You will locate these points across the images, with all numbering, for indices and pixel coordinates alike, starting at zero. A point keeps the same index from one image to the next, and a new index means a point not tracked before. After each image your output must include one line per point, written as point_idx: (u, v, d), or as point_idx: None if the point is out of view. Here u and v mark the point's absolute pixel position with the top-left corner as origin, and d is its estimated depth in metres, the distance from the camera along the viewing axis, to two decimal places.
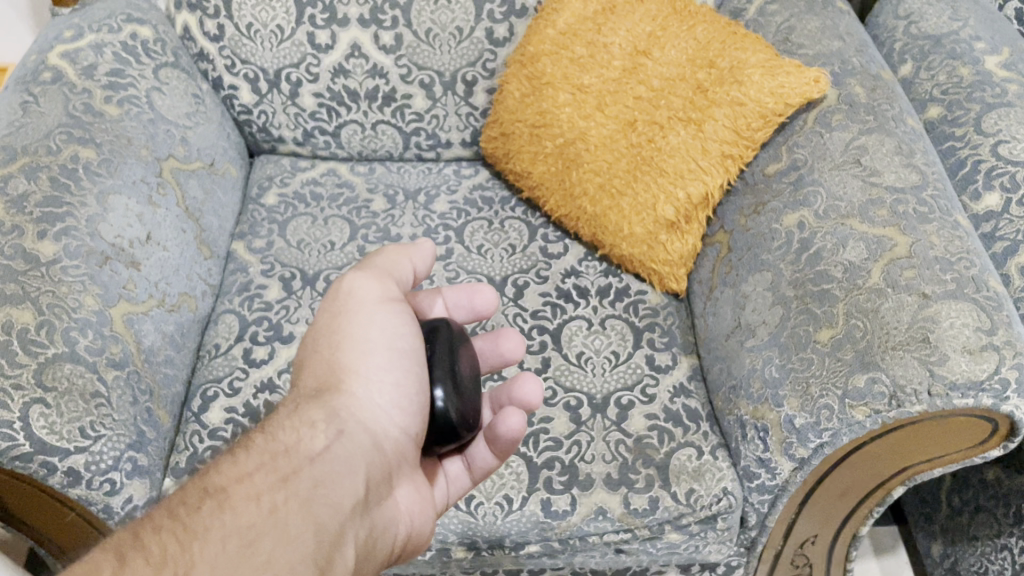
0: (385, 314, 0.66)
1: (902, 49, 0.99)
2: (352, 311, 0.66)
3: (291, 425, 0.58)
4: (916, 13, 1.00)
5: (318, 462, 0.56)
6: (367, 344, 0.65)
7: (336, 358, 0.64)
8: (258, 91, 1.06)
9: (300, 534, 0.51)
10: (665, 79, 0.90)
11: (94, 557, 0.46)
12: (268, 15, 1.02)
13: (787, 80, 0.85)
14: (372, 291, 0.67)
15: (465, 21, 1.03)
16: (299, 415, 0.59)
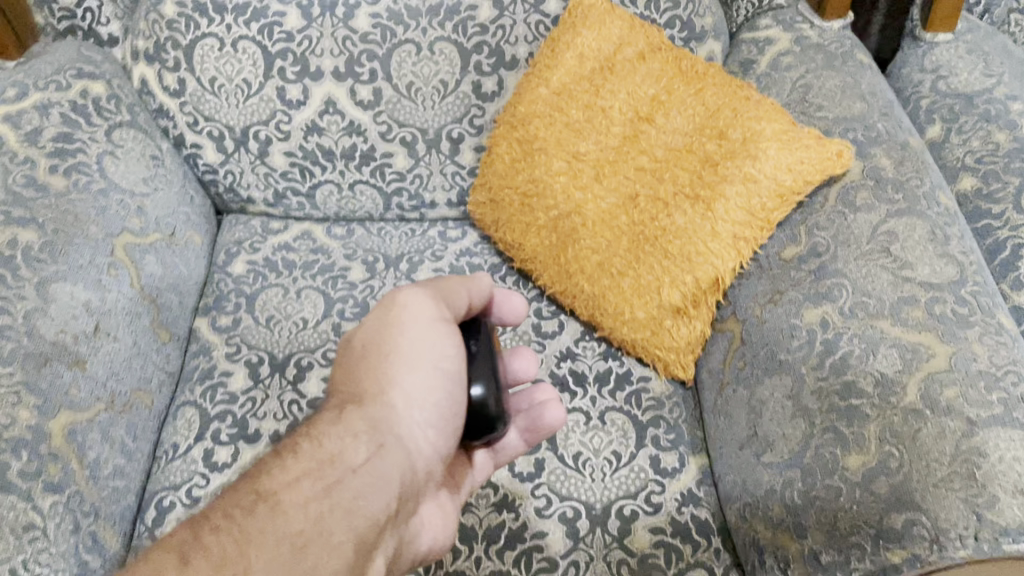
0: (439, 340, 0.65)
1: (930, 107, 0.90)
2: (408, 326, 0.65)
3: (339, 431, 0.61)
4: (945, 66, 0.91)
5: (357, 477, 0.59)
6: (415, 365, 0.64)
7: (383, 372, 0.64)
8: (223, 150, 0.97)
9: (338, 546, 0.55)
10: (671, 149, 0.81)
11: (159, 556, 0.50)
12: (233, 68, 0.93)
13: (806, 156, 0.76)
14: (430, 313, 0.66)
15: (450, 74, 0.95)
16: (348, 416, 0.62)
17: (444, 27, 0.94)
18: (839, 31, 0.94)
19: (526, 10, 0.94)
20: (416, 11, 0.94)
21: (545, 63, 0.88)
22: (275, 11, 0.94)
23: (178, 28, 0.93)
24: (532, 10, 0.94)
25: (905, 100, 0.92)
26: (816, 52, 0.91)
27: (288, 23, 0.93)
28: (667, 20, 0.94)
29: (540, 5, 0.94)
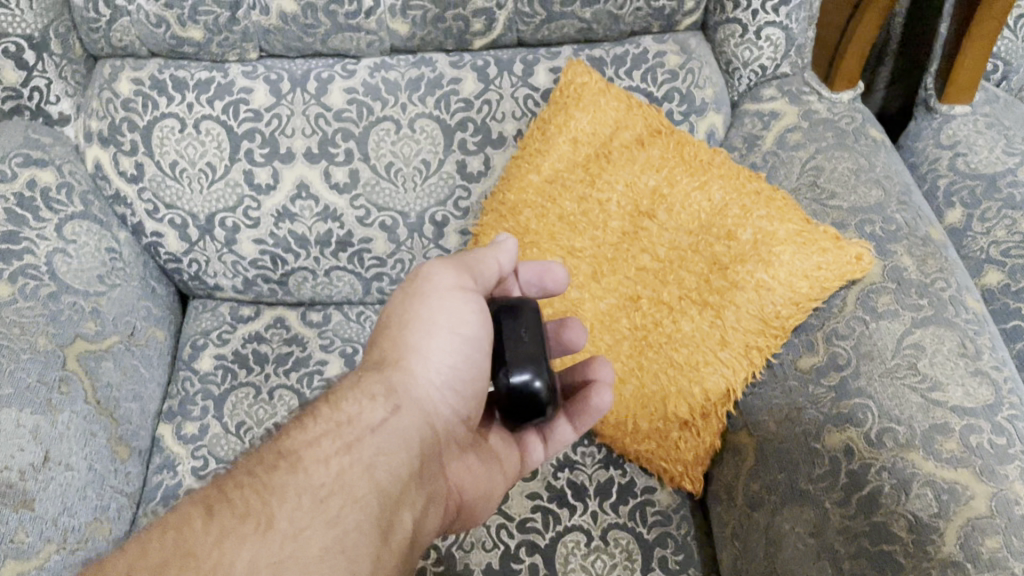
0: (460, 301, 0.62)
1: (948, 187, 0.84)
2: (423, 297, 0.62)
3: (357, 396, 0.58)
4: (964, 141, 0.85)
5: (377, 436, 0.56)
6: (432, 323, 0.61)
7: (401, 338, 0.62)
8: (186, 238, 0.89)
9: (363, 496, 0.52)
10: (674, 248, 0.75)
11: (187, 510, 0.49)
12: (196, 151, 0.86)
13: (825, 261, 0.69)
14: (448, 282, 0.63)
15: (432, 153, 0.88)
16: (364, 382, 0.60)
17: (426, 102, 0.88)
18: (849, 103, 0.88)
19: (513, 83, 0.89)
20: (395, 85, 0.88)
21: (536, 147, 0.82)
22: (241, 87, 0.87)
23: (135, 108, 0.86)
24: (521, 82, 0.89)
25: (920, 177, 0.86)
26: (826, 129, 0.85)
27: (256, 100, 0.87)
28: (665, 93, 0.89)
29: (528, 77, 0.89)
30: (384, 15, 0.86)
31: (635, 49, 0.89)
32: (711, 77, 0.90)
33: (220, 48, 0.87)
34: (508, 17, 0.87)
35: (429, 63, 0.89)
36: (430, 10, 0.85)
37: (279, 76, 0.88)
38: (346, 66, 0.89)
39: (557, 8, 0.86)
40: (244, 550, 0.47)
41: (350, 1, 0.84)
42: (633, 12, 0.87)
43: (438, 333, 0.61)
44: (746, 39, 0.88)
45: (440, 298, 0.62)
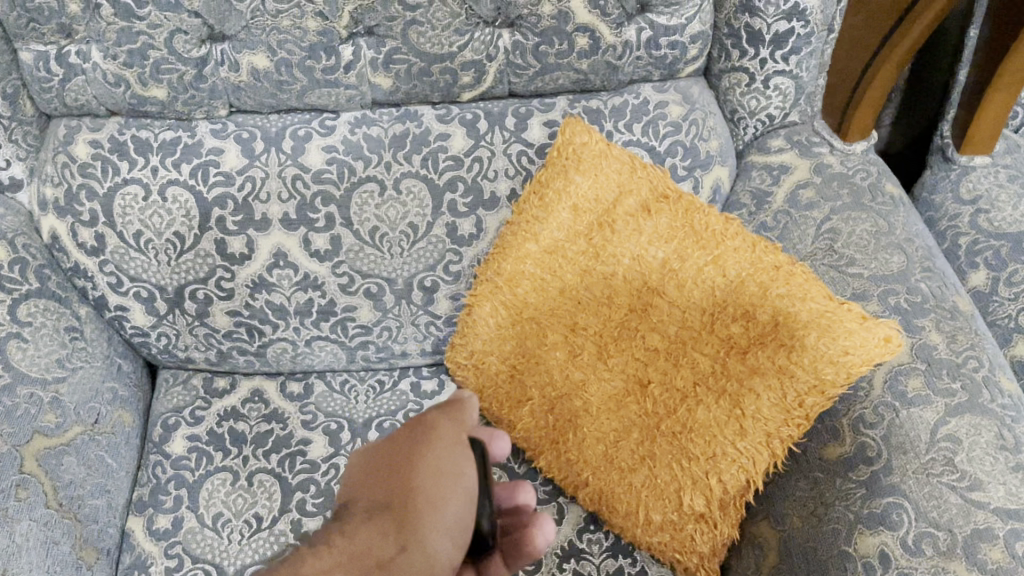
0: (463, 453, 0.61)
1: (971, 246, 0.80)
2: (427, 440, 0.61)
3: (364, 534, 0.55)
4: (985, 198, 0.81)
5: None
6: (438, 466, 0.59)
7: (407, 476, 0.59)
8: (154, 311, 0.82)
9: None
10: (686, 327, 0.69)
11: None
12: (162, 220, 0.79)
13: (853, 344, 0.63)
14: (450, 431, 0.62)
15: (419, 215, 0.82)
16: (372, 521, 0.56)
17: (412, 160, 0.82)
18: (863, 155, 0.83)
19: (506, 139, 0.83)
20: (378, 142, 0.82)
21: (534, 213, 0.76)
22: (210, 148, 0.81)
23: (94, 174, 0.79)
24: (513, 137, 0.83)
25: (939, 234, 0.82)
26: (840, 185, 0.80)
27: (227, 163, 0.80)
28: (667, 147, 0.83)
29: (521, 131, 0.83)
30: (365, 69, 0.79)
31: (634, 99, 0.83)
32: (716, 127, 0.84)
33: (186, 107, 0.80)
34: (499, 68, 0.80)
35: (415, 117, 0.83)
36: (415, 63, 0.79)
37: (251, 134, 0.81)
38: (325, 122, 0.83)
39: (552, 59, 0.79)
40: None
41: (328, 55, 0.77)
42: (633, 61, 0.81)
43: (445, 477, 0.58)
44: (753, 89, 0.82)
45: (444, 447, 0.61)
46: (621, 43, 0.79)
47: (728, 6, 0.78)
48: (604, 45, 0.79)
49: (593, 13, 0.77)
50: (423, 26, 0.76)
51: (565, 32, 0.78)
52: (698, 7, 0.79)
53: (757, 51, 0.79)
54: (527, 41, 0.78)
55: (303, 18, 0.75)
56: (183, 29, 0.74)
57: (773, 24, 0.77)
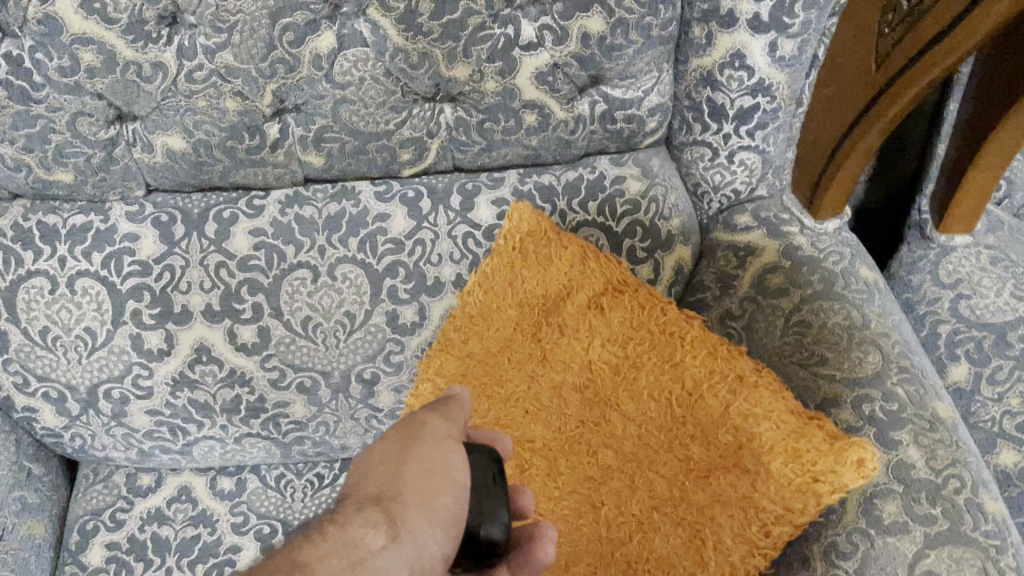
0: (458, 456, 0.49)
1: (950, 335, 0.74)
2: (417, 439, 0.49)
3: (359, 516, 0.44)
4: (966, 281, 0.76)
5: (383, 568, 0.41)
6: (429, 465, 0.47)
7: (400, 471, 0.47)
8: (66, 412, 0.75)
9: None
10: (642, 444, 0.63)
11: None
12: (71, 315, 0.72)
13: (822, 470, 0.55)
14: (441, 430, 0.50)
15: (356, 304, 0.75)
16: (364, 509, 0.45)
17: (348, 244, 0.75)
18: (835, 234, 0.77)
19: (450, 219, 0.76)
20: (311, 224, 0.75)
21: (479, 309, 0.71)
22: (125, 234, 0.73)
23: None
24: (458, 217, 0.76)
25: (917, 319, 0.76)
26: (811, 270, 0.74)
27: (143, 250, 0.73)
28: (625, 227, 0.77)
29: (467, 211, 0.76)
30: (295, 147, 0.72)
31: (589, 174, 0.77)
32: (677, 204, 0.78)
33: (97, 190, 0.73)
34: (442, 144, 0.74)
35: (352, 195, 0.76)
36: (348, 141, 0.72)
37: (170, 217, 0.74)
38: (253, 201, 0.75)
39: (499, 136, 0.73)
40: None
41: (251, 135, 0.70)
42: (587, 135, 0.74)
43: (439, 472, 0.47)
44: (717, 163, 0.76)
45: (436, 446, 0.49)
46: (573, 118, 0.72)
47: (689, 78, 0.72)
48: (555, 121, 0.72)
49: (540, 89, 0.70)
50: (355, 104, 0.69)
51: (512, 109, 0.71)
52: (656, 79, 0.72)
53: (720, 126, 0.73)
54: (470, 118, 0.72)
55: (220, 98, 0.67)
56: (87, 111, 0.67)
57: (737, 98, 0.71)
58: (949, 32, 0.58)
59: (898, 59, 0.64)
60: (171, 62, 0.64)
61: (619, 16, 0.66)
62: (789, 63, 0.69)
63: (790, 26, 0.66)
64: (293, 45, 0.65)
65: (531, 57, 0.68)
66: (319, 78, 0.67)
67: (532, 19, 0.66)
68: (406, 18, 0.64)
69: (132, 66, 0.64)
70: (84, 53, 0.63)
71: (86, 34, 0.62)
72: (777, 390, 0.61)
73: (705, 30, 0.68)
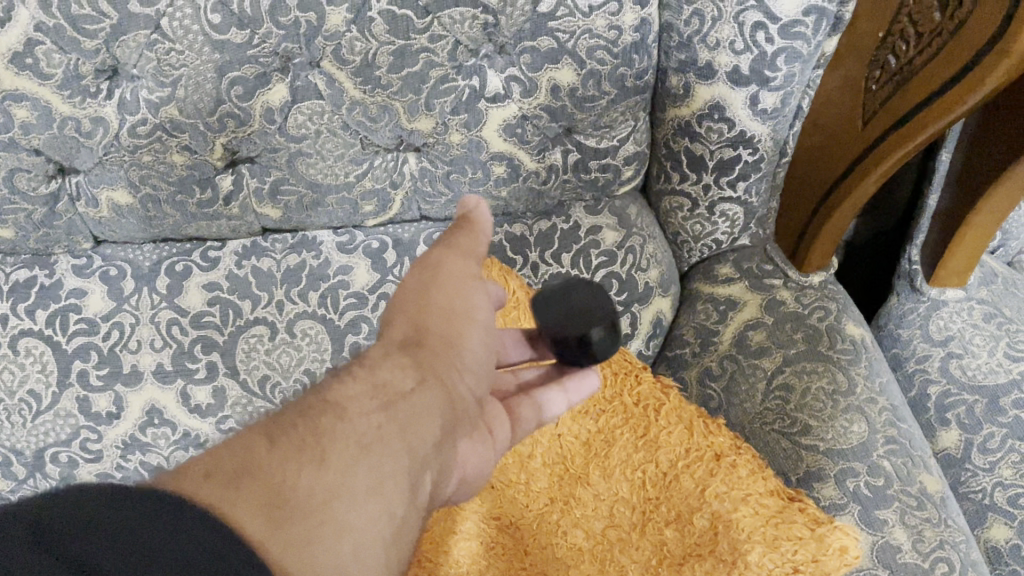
0: (473, 291, 0.49)
1: (941, 398, 0.73)
2: (436, 282, 0.48)
3: (389, 358, 0.45)
4: (957, 339, 0.75)
5: (417, 408, 0.42)
6: (450, 308, 0.48)
7: (428, 302, 0.48)
8: (11, 476, 0.72)
9: (410, 442, 0.41)
10: (613, 526, 0.60)
11: (244, 439, 0.37)
12: (13, 376, 0.69)
13: (802, 559, 0.52)
14: (460, 270, 0.49)
15: (317, 361, 0.71)
16: (393, 352, 0.45)
17: (308, 299, 0.71)
18: (820, 287, 0.74)
19: None
20: (269, 277, 0.71)
21: None
22: (71, 290, 0.69)
23: None
24: None
25: (907, 378, 0.76)
26: (794, 328, 0.71)
27: (89, 307, 0.69)
28: (600, 280, 0.73)
29: None
30: (249, 200, 0.68)
31: (563, 223, 0.73)
32: (656, 254, 0.74)
33: (41, 244, 0.69)
34: (406, 195, 0.70)
35: (312, 245, 0.72)
36: (306, 193, 0.68)
37: (119, 270, 0.70)
38: (208, 252, 0.71)
39: (466, 187, 0.69)
40: (306, 475, 0.35)
41: (202, 188, 0.66)
42: (560, 184, 0.71)
43: (459, 317, 0.48)
44: (696, 215, 0.73)
45: (453, 285, 0.48)
46: (545, 168, 0.69)
47: (666, 126, 0.68)
48: (525, 171, 0.68)
49: (508, 140, 0.66)
50: (312, 157, 0.65)
51: (479, 161, 0.67)
52: (631, 128, 0.68)
53: (700, 177, 0.70)
54: (436, 169, 0.68)
55: (166, 153, 0.63)
56: (24, 167, 0.63)
57: (716, 150, 0.67)
58: (941, 94, 0.55)
59: (887, 117, 0.61)
60: (112, 116, 0.60)
61: (591, 68, 0.62)
62: (772, 115, 0.65)
63: (772, 79, 0.62)
64: (242, 99, 0.61)
65: (498, 109, 0.64)
66: (272, 132, 0.63)
67: (499, 70, 0.62)
68: (362, 70, 0.60)
69: (70, 122, 0.60)
70: (18, 108, 0.59)
71: (19, 90, 0.58)
72: (758, 468, 0.57)
73: (682, 80, 0.64)
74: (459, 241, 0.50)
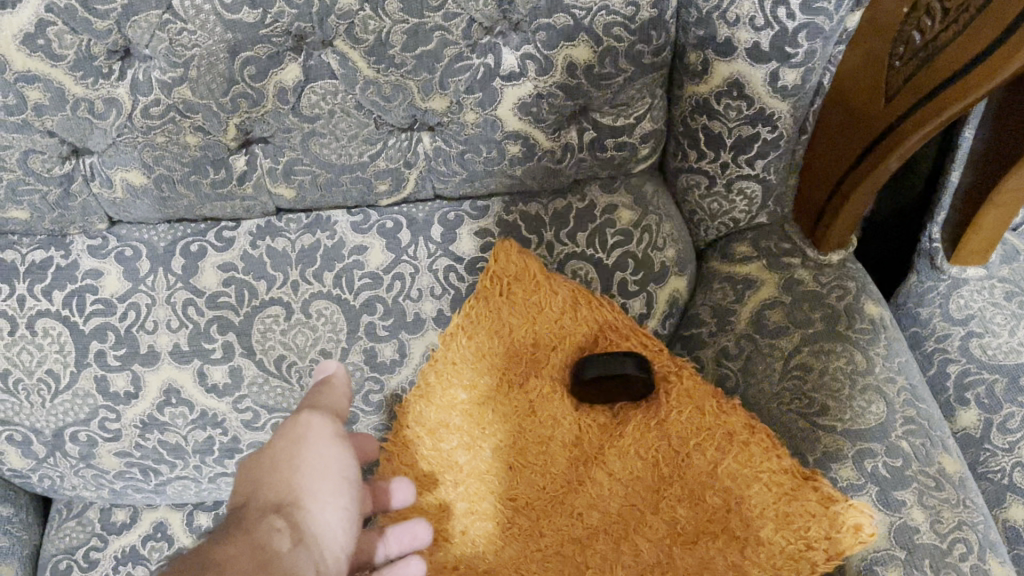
0: (339, 449, 0.54)
1: (960, 377, 0.74)
2: (307, 443, 0.52)
3: (260, 522, 0.48)
4: (978, 319, 0.76)
5: (290, 568, 0.45)
6: (319, 468, 0.52)
7: (295, 466, 0.52)
8: (31, 455, 0.72)
9: None
10: (628, 505, 0.60)
11: None
12: (32, 356, 0.69)
13: (815, 537, 0.53)
14: (328, 429, 0.54)
15: (332, 341, 0.71)
16: (267, 514, 0.49)
17: (323, 279, 0.71)
18: (839, 266, 0.73)
19: (431, 252, 0.72)
20: (284, 257, 0.71)
21: (461, 356, 0.65)
22: (87, 270, 0.70)
23: None
24: (439, 250, 0.72)
25: (925, 357, 0.77)
26: (812, 307, 0.70)
27: (106, 287, 0.69)
28: (616, 260, 0.72)
29: (449, 243, 0.72)
30: (263, 180, 0.68)
31: (579, 202, 0.72)
32: (673, 233, 0.74)
33: (56, 224, 0.69)
34: (421, 175, 0.69)
35: (326, 226, 0.72)
36: (320, 174, 0.68)
37: (135, 251, 0.70)
38: (223, 233, 0.71)
39: (481, 167, 0.69)
40: None
41: (216, 168, 0.66)
42: (575, 163, 0.70)
43: (327, 474, 0.52)
44: (713, 192, 0.72)
45: (325, 443, 0.53)
46: (560, 147, 0.68)
47: (684, 104, 0.67)
48: (540, 150, 0.68)
49: (523, 119, 0.65)
50: (325, 137, 0.65)
51: (494, 140, 0.66)
52: (648, 105, 0.67)
53: (718, 155, 0.69)
54: (450, 148, 0.67)
55: (180, 133, 0.63)
56: (37, 149, 0.63)
57: (735, 128, 0.66)
58: (969, 70, 0.54)
59: (911, 95, 0.60)
60: (125, 97, 0.60)
61: (608, 45, 0.61)
62: (792, 92, 0.64)
63: (792, 55, 0.61)
64: (255, 78, 0.60)
65: (514, 87, 0.63)
66: (285, 112, 0.63)
67: (514, 48, 0.61)
68: (375, 49, 0.59)
69: (83, 103, 0.60)
70: (30, 90, 0.58)
71: (31, 71, 0.57)
72: (771, 446, 0.57)
73: (700, 57, 0.63)
74: (323, 399, 0.56)
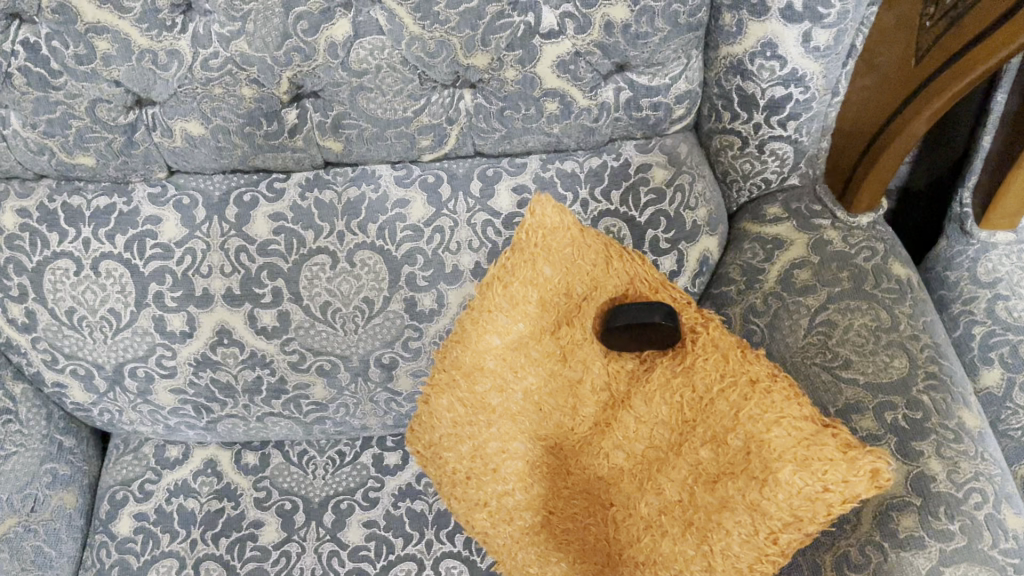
0: None
1: (985, 337, 0.77)
2: None
3: None
4: (1005, 281, 0.78)
5: None
6: None
7: None
8: (94, 389, 0.78)
9: None
10: (652, 446, 0.61)
11: None
12: (96, 296, 0.74)
13: (833, 480, 0.51)
14: None
15: (375, 290, 0.74)
16: None
17: (367, 230, 0.74)
18: (868, 228, 0.75)
19: (470, 207, 0.74)
20: (331, 209, 0.74)
21: (496, 303, 0.66)
22: (147, 217, 0.74)
23: (21, 246, 0.73)
24: (478, 205, 0.75)
25: (952, 319, 0.80)
26: (840, 267, 0.72)
27: (165, 233, 0.74)
28: (649, 217, 0.74)
29: (488, 199, 0.74)
30: (313, 133, 0.71)
31: (614, 161, 0.75)
32: (704, 193, 0.76)
33: (120, 172, 0.73)
34: (462, 131, 0.72)
35: (372, 179, 0.75)
36: (366, 128, 0.71)
37: (192, 199, 0.74)
38: (274, 184, 0.75)
39: (520, 124, 0.71)
40: None
41: (269, 121, 0.70)
42: (611, 122, 0.72)
43: None
44: (746, 153, 0.74)
45: None
46: (597, 106, 0.70)
47: (718, 65, 0.69)
48: (577, 109, 0.70)
49: (561, 77, 0.68)
50: (372, 92, 0.68)
51: (533, 97, 0.69)
52: (684, 66, 0.69)
53: (750, 116, 0.71)
54: (490, 106, 0.70)
55: (236, 86, 0.66)
56: (104, 98, 0.67)
57: (767, 89, 0.69)
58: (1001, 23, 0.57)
59: (939, 54, 0.64)
60: (186, 49, 0.64)
61: (644, 5, 0.63)
62: (824, 54, 0.67)
63: (824, 16, 0.64)
64: (308, 33, 0.64)
65: (553, 45, 0.66)
66: (335, 67, 0.66)
67: (553, 7, 0.64)
68: (421, 6, 0.63)
69: (147, 54, 0.64)
70: (99, 41, 0.63)
71: (100, 22, 0.62)
72: (795, 394, 0.56)
73: (734, 17, 0.66)
74: None
